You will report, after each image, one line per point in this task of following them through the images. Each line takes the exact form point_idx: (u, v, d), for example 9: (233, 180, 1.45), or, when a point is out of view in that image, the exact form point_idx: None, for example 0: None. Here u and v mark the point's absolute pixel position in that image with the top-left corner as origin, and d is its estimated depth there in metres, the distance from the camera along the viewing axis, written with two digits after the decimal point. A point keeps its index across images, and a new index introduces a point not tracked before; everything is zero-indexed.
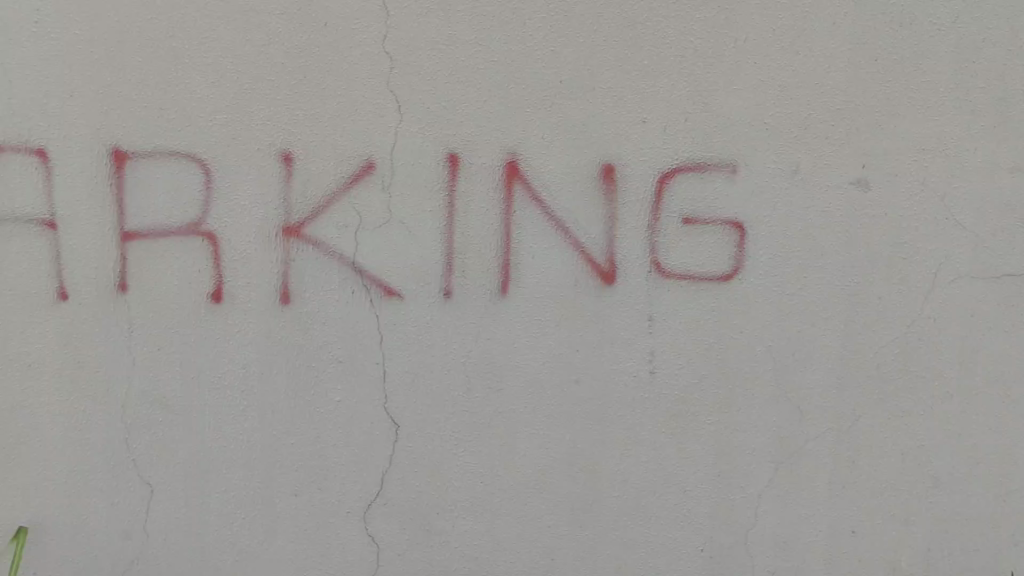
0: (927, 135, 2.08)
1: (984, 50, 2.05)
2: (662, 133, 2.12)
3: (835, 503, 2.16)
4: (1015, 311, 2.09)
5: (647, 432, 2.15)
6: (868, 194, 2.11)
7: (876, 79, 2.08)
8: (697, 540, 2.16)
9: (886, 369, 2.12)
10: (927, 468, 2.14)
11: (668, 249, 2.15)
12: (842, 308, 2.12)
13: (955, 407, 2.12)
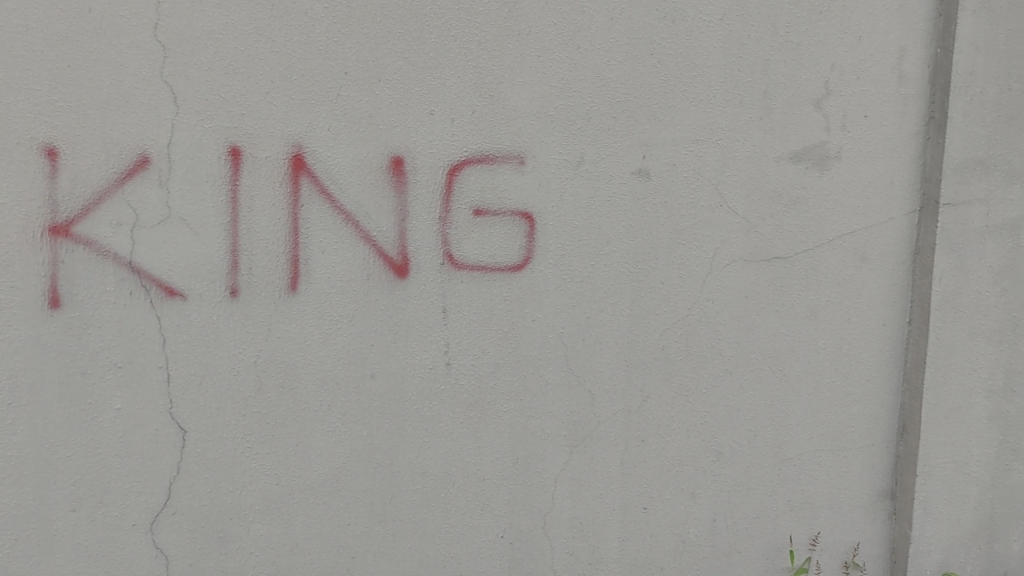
0: (700, 127, 2.19)
1: (749, 46, 2.17)
2: (450, 124, 2.11)
3: (626, 480, 2.28)
4: (781, 293, 2.26)
5: (443, 425, 2.19)
6: (649, 184, 2.19)
7: (652, 72, 2.15)
8: (497, 527, 2.25)
9: (670, 350, 2.25)
10: (711, 442, 2.29)
11: (460, 241, 2.16)
12: (627, 294, 2.22)
13: (733, 383, 2.27)
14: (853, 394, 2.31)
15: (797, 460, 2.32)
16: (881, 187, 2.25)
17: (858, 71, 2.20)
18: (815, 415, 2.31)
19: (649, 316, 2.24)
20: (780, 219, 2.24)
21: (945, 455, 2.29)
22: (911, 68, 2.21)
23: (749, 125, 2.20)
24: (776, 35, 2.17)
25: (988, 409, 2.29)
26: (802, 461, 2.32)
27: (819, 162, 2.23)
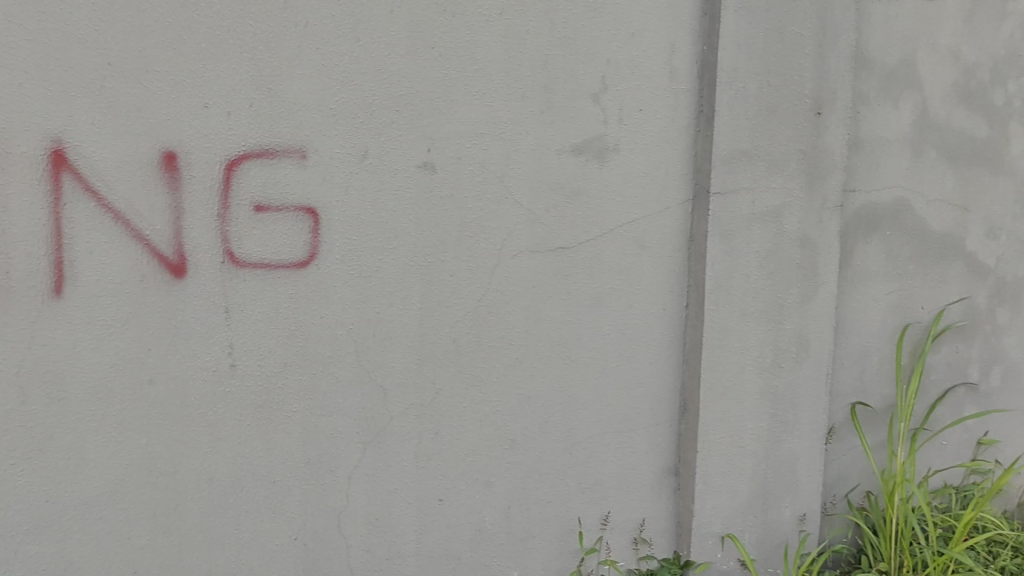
0: (483, 120, 2.21)
1: (529, 41, 2.21)
2: (227, 118, 2.04)
3: (421, 473, 2.28)
4: (566, 282, 2.33)
5: (230, 428, 2.13)
6: (435, 177, 2.20)
7: (433, 65, 2.16)
8: (290, 529, 2.20)
9: (460, 341, 2.27)
10: (503, 431, 2.33)
11: (241, 238, 2.09)
12: (416, 288, 2.22)
13: (523, 371, 2.32)
14: (637, 376, 2.41)
15: (586, 443, 2.39)
16: (657, 177, 2.35)
17: (632, 66, 2.29)
18: (602, 399, 2.39)
19: (439, 309, 2.25)
20: (563, 210, 2.30)
21: (721, 430, 2.41)
22: (681, 64, 2.33)
23: (530, 118, 2.24)
24: (554, 31, 2.22)
25: (759, 384, 2.42)
26: (591, 444, 2.40)
27: (598, 154, 2.31)
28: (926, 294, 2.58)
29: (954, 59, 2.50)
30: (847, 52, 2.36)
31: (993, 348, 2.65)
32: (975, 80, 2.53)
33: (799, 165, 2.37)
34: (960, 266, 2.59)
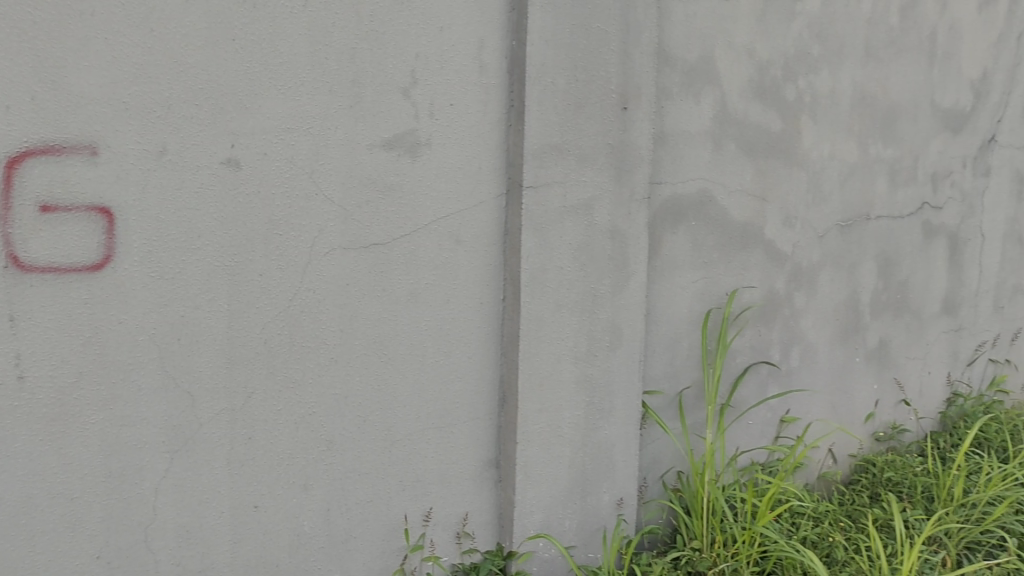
0: (289, 115, 2.14)
1: (335, 34, 2.15)
2: (5, 113, 1.87)
3: (234, 480, 2.19)
4: (382, 279, 2.30)
5: (20, 444, 1.95)
6: (240, 174, 2.11)
7: (234, 58, 2.06)
8: (92, 547, 2.05)
9: (272, 343, 2.19)
10: (321, 432, 2.27)
11: (25, 240, 1.94)
12: (223, 289, 2.12)
13: (338, 371, 2.27)
14: (457, 370, 2.42)
15: (406, 440, 2.38)
16: (470, 172, 2.37)
17: (442, 60, 2.29)
18: (422, 395, 2.38)
19: (249, 310, 2.16)
20: (376, 206, 2.27)
21: (540, 420, 2.43)
22: (490, 59, 2.35)
23: (339, 113, 2.20)
24: (361, 24, 2.18)
25: (576, 374, 2.47)
26: (411, 440, 2.38)
27: (410, 149, 2.29)
28: (729, 281, 2.69)
29: (748, 56, 2.62)
30: (650, 49, 2.44)
31: (791, 330, 2.80)
32: (769, 77, 2.66)
33: (608, 159, 2.42)
34: (759, 253, 2.72)
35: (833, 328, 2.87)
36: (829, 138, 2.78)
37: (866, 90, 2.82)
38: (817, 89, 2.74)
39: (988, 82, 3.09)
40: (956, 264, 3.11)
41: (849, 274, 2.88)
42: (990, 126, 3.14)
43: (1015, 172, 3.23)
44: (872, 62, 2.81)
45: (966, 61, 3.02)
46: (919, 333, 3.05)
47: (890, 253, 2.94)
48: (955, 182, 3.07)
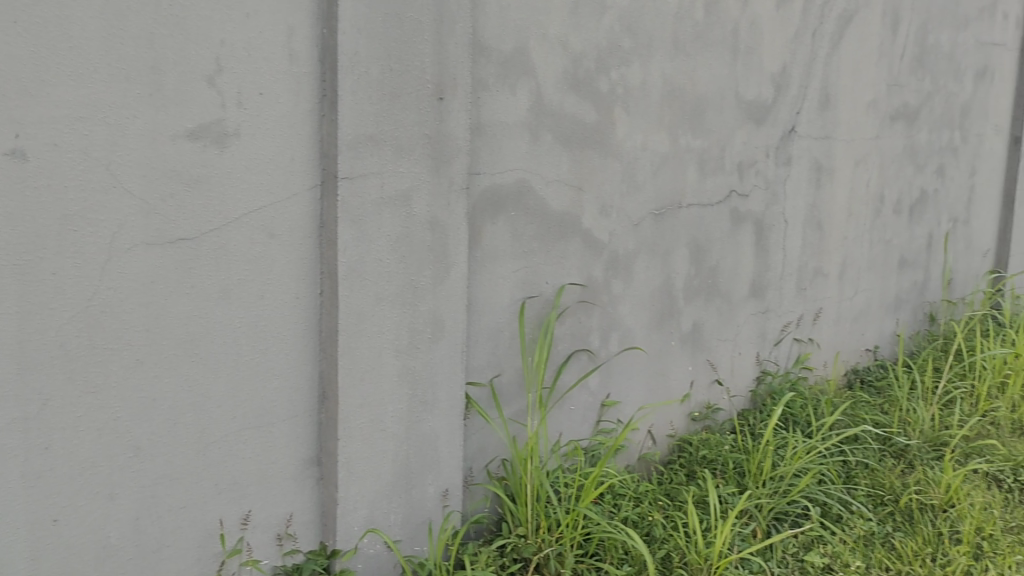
0: (82, 103, 1.93)
1: (130, 18, 1.95)
2: None
3: (28, 494, 1.96)
4: (190, 275, 2.13)
5: None
6: (26, 165, 1.87)
7: (16, 41, 1.82)
8: None
9: (69, 347, 1.97)
10: (127, 438, 2.08)
11: None
12: (10, 290, 1.88)
13: (145, 375, 2.09)
14: (274, 367, 2.32)
15: (221, 442, 2.24)
16: (282, 164, 2.27)
17: (249, 48, 2.15)
18: (236, 395, 2.25)
19: (42, 312, 1.93)
20: (182, 199, 2.10)
21: (362, 416, 2.37)
22: (300, 47, 2.25)
23: (137, 101, 2.00)
24: (159, 8, 1.99)
25: (397, 367, 2.43)
26: (227, 442, 2.25)
27: (216, 139, 2.13)
28: (548, 270, 2.73)
29: (562, 48, 2.65)
30: (464, 40, 2.43)
31: (610, 316, 2.86)
32: (582, 69, 2.71)
33: (425, 150, 2.39)
34: (577, 242, 2.77)
35: (650, 313, 2.96)
36: (641, 129, 2.86)
37: (675, 82, 2.91)
38: (628, 81, 2.81)
39: (787, 75, 3.19)
40: (763, 248, 3.24)
41: (663, 261, 2.97)
42: (789, 118, 3.23)
43: (814, 161, 3.35)
44: (680, 56, 2.90)
45: (766, 55, 3.11)
46: (730, 315, 3.18)
47: (701, 240, 3.06)
48: (760, 170, 3.18)
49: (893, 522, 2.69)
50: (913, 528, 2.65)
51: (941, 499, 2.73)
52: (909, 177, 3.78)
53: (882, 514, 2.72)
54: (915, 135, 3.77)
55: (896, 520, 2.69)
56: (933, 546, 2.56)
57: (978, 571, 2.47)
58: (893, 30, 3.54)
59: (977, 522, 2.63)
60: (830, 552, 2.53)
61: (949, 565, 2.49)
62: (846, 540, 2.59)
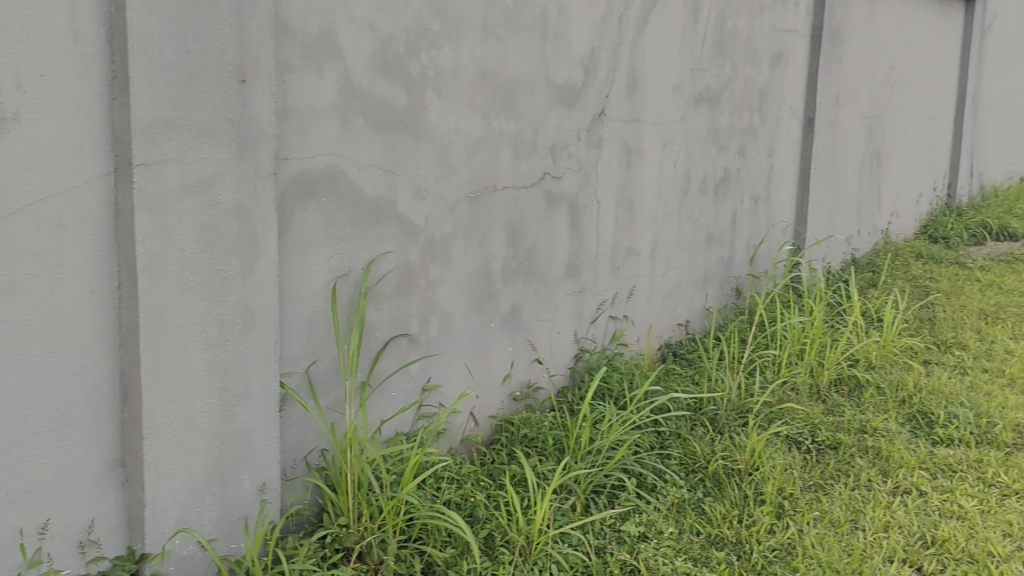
0: None
1: None
2: None
3: None
4: None
5: None
6: None
7: None
8: None
9: None
10: None
11: None
12: None
13: None
14: (69, 366, 2.04)
15: (13, 448, 1.96)
16: (70, 149, 1.98)
17: (27, 27, 1.87)
18: (24, 398, 1.96)
19: None
20: None
21: (170, 413, 2.18)
22: (86, 26, 1.97)
23: None
24: None
25: (207, 360, 2.25)
26: (18, 449, 1.97)
27: None
28: (364, 255, 2.65)
29: (370, 30, 2.56)
30: (265, 20, 2.27)
31: (429, 301, 2.83)
32: (391, 52, 2.63)
33: (227, 135, 2.22)
34: (393, 227, 2.71)
35: (468, 297, 2.95)
36: (454, 112, 2.83)
37: (486, 65, 2.90)
38: (439, 64, 2.77)
39: (595, 60, 3.25)
40: (577, 230, 3.31)
41: (479, 243, 2.97)
42: (599, 101, 3.31)
43: (623, 144, 3.44)
44: (490, 39, 2.89)
45: (575, 40, 3.17)
46: (547, 295, 3.23)
47: (517, 223, 3.08)
48: (571, 153, 3.23)
49: (704, 488, 2.82)
50: (721, 492, 2.78)
51: (746, 463, 2.88)
52: (713, 158, 3.95)
53: (694, 481, 2.84)
54: (718, 118, 3.94)
55: (706, 486, 2.82)
56: (739, 508, 2.70)
57: (779, 529, 2.62)
58: (695, 17, 3.68)
59: (778, 483, 2.79)
60: (645, 521, 2.63)
61: (753, 525, 2.63)
62: (660, 509, 2.69)
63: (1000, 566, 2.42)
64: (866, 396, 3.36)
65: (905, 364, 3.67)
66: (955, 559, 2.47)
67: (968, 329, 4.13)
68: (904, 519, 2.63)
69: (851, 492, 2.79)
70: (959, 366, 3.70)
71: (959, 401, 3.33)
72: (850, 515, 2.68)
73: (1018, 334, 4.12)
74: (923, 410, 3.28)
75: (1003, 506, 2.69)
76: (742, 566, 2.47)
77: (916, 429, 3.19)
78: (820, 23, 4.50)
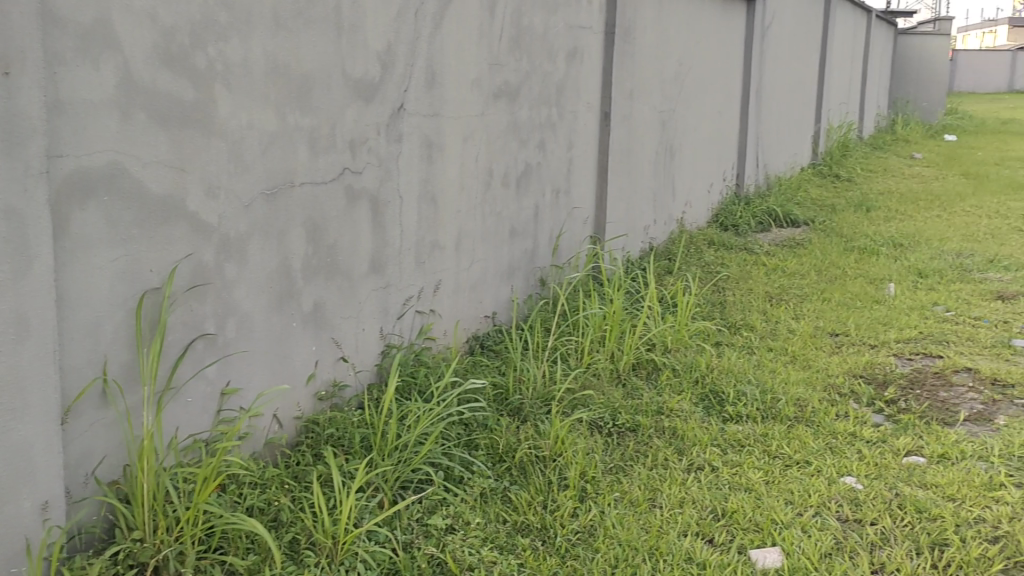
0: None
1: None
2: None
3: None
4: None
5: None
6: None
7: None
8: None
9: None
10: None
11: None
12: None
13: None
14: None
15: None
16: None
17: None
18: None
19: None
20: None
21: None
22: None
23: None
24: None
25: None
26: None
27: None
28: (153, 255, 2.48)
29: (150, 21, 2.39)
30: (30, 7, 2.06)
31: (225, 302, 2.71)
32: (175, 44, 2.47)
33: None
34: (183, 226, 2.56)
35: (267, 297, 2.86)
36: (245, 107, 2.72)
37: (279, 58, 2.81)
38: (228, 57, 2.64)
39: (391, 54, 3.23)
40: (380, 225, 3.28)
41: (278, 242, 2.88)
42: (397, 96, 3.29)
43: (424, 138, 3.44)
44: (282, 32, 2.80)
45: (370, 34, 3.13)
46: (351, 293, 3.18)
47: (316, 220, 3.01)
48: (371, 148, 3.20)
49: (510, 476, 2.87)
50: (526, 480, 2.85)
51: (550, 450, 2.95)
52: (514, 152, 4.02)
53: (500, 470, 2.89)
54: (517, 112, 4.00)
55: (512, 474, 2.88)
56: (544, 494, 2.77)
57: (582, 512, 2.70)
58: (491, 13, 3.72)
59: (581, 467, 2.87)
60: (452, 513, 2.65)
61: (557, 510, 2.70)
62: (467, 500, 2.72)
63: (783, 531, 2.57)
64: (663, 378, 3.52)
65: (698, 346, 3.87)
66: (742, 528, 2.61)
67: (755, 310, 4.40)
68: (697, 494, 2.76)
69: (649, 472, 2.91)
70: (747, 346, 3.94)
71: (746, 378, 3.53)
72: (647, 493, 2.79)
73: (799, 313, 4.43)
74: (714, 389, 3.46)
75: (786, 476, 2.87)
76: (546, 551, 2.53)
77: (709, 407, 3.37)
78: (613, 20, 4.66)
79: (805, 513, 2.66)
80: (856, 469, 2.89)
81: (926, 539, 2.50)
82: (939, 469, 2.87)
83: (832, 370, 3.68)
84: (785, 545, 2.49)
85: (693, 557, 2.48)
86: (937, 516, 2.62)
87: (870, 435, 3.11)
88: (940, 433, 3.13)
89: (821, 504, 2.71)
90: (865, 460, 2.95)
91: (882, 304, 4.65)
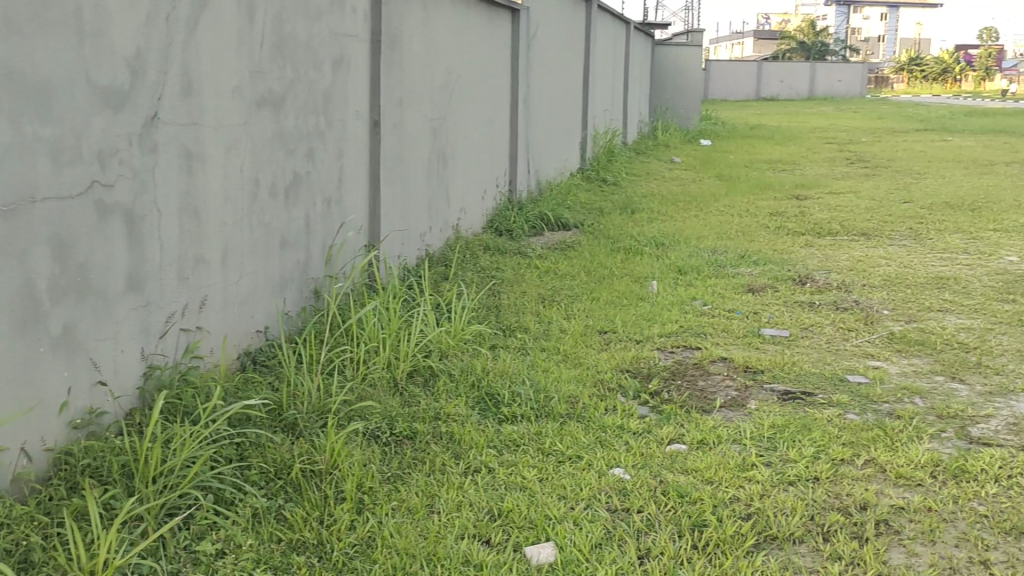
0: None
1: None
2: None
3: None
4: None
5: None
6: None
7: None
8: None
9: None
10: None
11: None
12: None
13: None
14: None
15: None
16: None
17: None
18: None
19: None
20: None
21: None
22: None
23: None
24: None
25: None
26: None
27: None
28: None
29: None
30: None
31: None
32: None
33: None
34: None
35: (10, 321, 2.58)
36: None
37: (12, 65, 2.54)
38: None
39: (141, 61, 3.06)
40: (135, 240, 3.09)
41: (20, 261, 2.61)
42: (150, 105, 3.12)
43: (182, 149, 3.29)
44: (15, 36, 2.53)
45: (117, 39, 2.94)
46: (107, 313, 2.98)
47: (64, 237, 2.78)
48: (122, 160, 3.01)
49: (285, 494, 2.79)
50: (301, 496, 2.79)
51: (326, 463, 2.90)
52: (281, 161, 3.93)
53: (274, 488, 2.81)
54: (282, 121, 3.91)
55: (287, 492, 2.80)
56: (320, 510, 2.72)
57: (359, 524, 2.67)
58: (250, 19, 3.62)
59: (357, 479, 2.85)
60: (223, 537, 2.55)
61: (334, 524, 2.66)
62: (239, 522, 2.62)
63: (555, 526, 2.64)
64: (439, 384, 3.55)
65: (474, 350, 3.93)
66: (517, 527, 2.65)
67: (528, 312, 4.52)
68: (474, 497, 2.79)
69: (427, 478, 2.92)
70: (521, 348, 4.03)
71: (521, 380, 3.62)
72: (425, 500, 2.80)
73: (570, 313, 4.58)
74: (490, 392, 3.52)
75: (559, 472, 2.95)
76: (322, 567, 2.47)
77: (485, 410, 3.42)
78: (378, 29, 4.64)
79: (576, 506, 2.75)
80: (623, 460, 3.02)
81: (687, 521, 2.64)
82: (698, 455, 3.04)
83: (601, 366, 3.83)
84: (558, 540, 2.56)
85: (470, 559, 2.50)
86: (697, 499, 2.77)
87: (636, 427, 3.26)
88: (699, 420, 3.32)
89: (591, 497, 2.80)
90: (632, 451, 3.08)
91: (645, 300, 4.89)
